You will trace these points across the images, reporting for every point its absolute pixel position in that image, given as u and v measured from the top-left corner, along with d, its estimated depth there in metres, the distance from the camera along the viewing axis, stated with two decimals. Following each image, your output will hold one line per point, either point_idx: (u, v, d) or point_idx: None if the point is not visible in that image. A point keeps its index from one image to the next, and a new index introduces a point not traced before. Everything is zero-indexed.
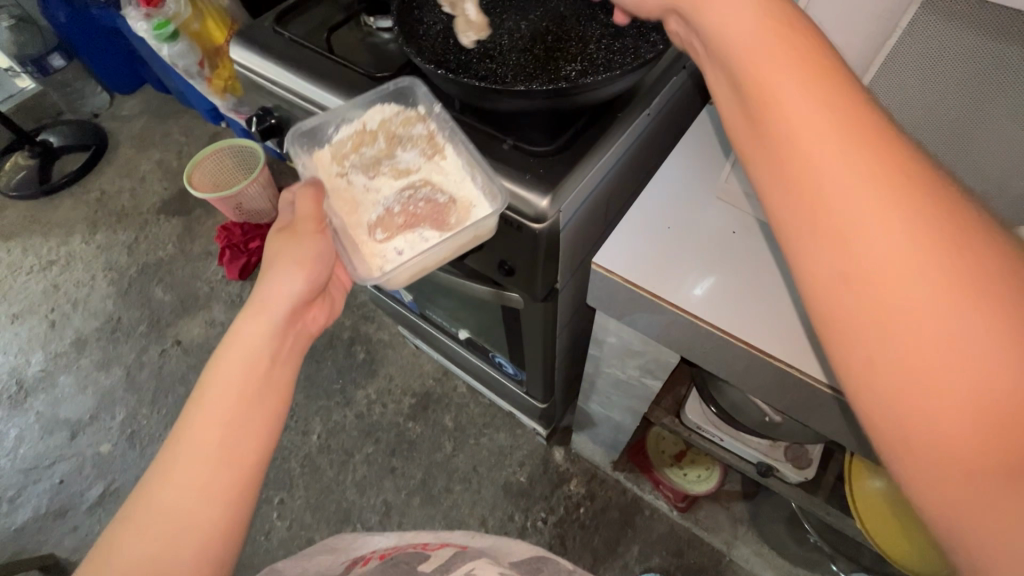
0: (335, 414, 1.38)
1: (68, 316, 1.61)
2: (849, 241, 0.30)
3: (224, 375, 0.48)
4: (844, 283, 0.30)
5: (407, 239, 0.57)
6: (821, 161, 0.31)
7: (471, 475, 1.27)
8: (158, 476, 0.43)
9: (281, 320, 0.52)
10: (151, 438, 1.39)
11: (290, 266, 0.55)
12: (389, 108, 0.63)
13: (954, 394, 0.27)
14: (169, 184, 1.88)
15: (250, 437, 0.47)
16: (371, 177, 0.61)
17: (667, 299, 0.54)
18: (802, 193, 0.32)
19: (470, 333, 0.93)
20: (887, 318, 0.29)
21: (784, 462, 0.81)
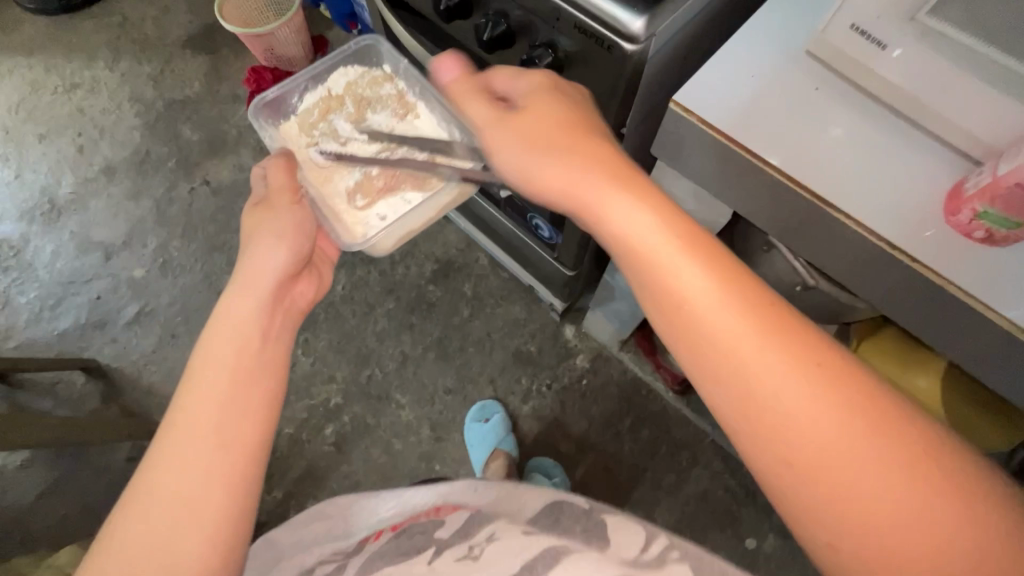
0: (358, 269, 1.42)
1: (95, 143, 1.59)
2: (730, 350, 0.42)
3: (222, 336, 0.53)
4: (740, 390, 0.41)
5: (387, 203, 0.74)
6: (690, 282, 0.43)
7: (485, 339, 1.35)
8: (167, 431, 0.49)
9: (272, 283, 0.59)
10: (181, 269, 1.44)
11: (271, 241, 0.61)
12: (353, 73, 0.82)
13: (822, 444, 0.40)
14: (194, 17, 1.78)
15: (252, 393, 0.51)
16: (345, 143, 0.76)
17: (740, 145, 0.51)
18: (716, 331, 0.42)
19: (510, 192, 0.93)
20: (773, 404, 0.41)
21: None
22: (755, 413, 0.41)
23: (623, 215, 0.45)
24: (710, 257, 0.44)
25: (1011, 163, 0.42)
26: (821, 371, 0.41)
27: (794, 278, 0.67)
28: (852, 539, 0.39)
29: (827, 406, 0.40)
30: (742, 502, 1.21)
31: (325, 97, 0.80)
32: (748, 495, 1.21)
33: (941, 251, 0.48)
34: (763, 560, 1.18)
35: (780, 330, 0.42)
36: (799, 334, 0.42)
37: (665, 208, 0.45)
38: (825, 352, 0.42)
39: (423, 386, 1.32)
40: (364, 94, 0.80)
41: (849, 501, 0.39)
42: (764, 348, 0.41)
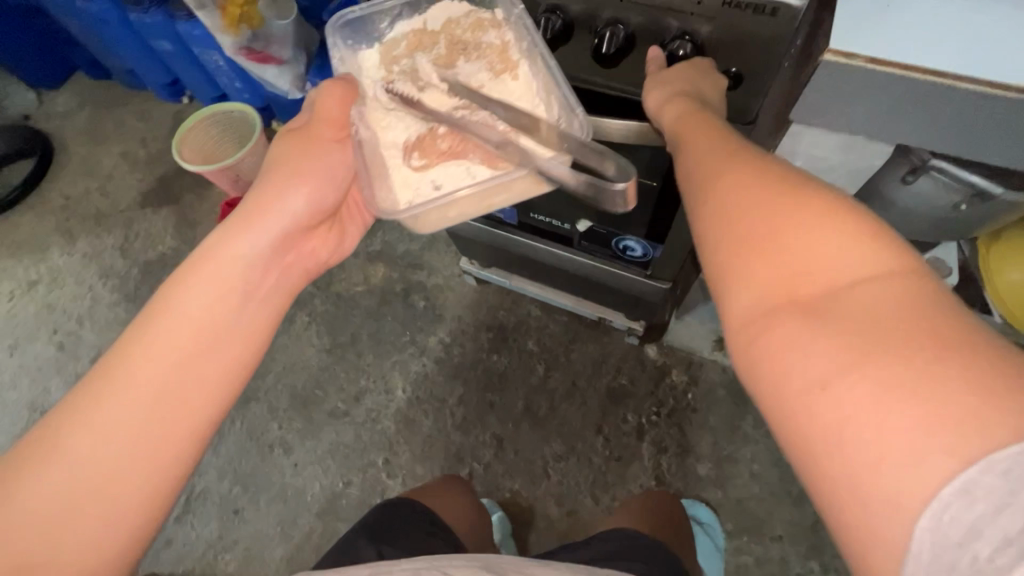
0: (413, 365, 1.32)
1: (77, 335, 1.43)
2: (763, 230, 0.35)
3: (202, 288, 0.50)
4: (769, 268, 0.34)
5: (446, 170, 0.57)
6: (736, 178, 0.38)
7: (572, 389, 1.26)
8: (116, 371, 0.45)
9: (275, 233, 0.55)
10: (218, 434, 1.28)
11: (290, 181, 0.57)
12: (456, 7, 0.61)
13: (866, 329, 0.30)
14: (143, 174, 1.68)
15: (212, 362, 0.49)
16: (424, 88, 0.58)
17: (923, 70, 0.48)
18: (749, 213, 0.36)
19: (592, 223, 0.87)
20: (800, 283, 0.33)
21: (926, 273, 0.84)
22: (756, 319, 0.34)
23: (706, 153, 0.42)
24: (768, 169, 0.38)
25: None
26: (891, 298, 0.31)
27: (953, 197, 0.65)
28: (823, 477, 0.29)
29: (879, 299, 0.31)
30: None
31: (416, 29, 0.61)
32: None
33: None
34: None
35: (849, 246, 0.33)
36: (878, 261, 0.32)
37: (752, 149, 0.40)
38: (906, 285, 0.31)
39: (530, 461, 1.20)
40: (462, 38, 0.60)
41: (844, 435, 0.29)
42: (813, 263, 0.33)
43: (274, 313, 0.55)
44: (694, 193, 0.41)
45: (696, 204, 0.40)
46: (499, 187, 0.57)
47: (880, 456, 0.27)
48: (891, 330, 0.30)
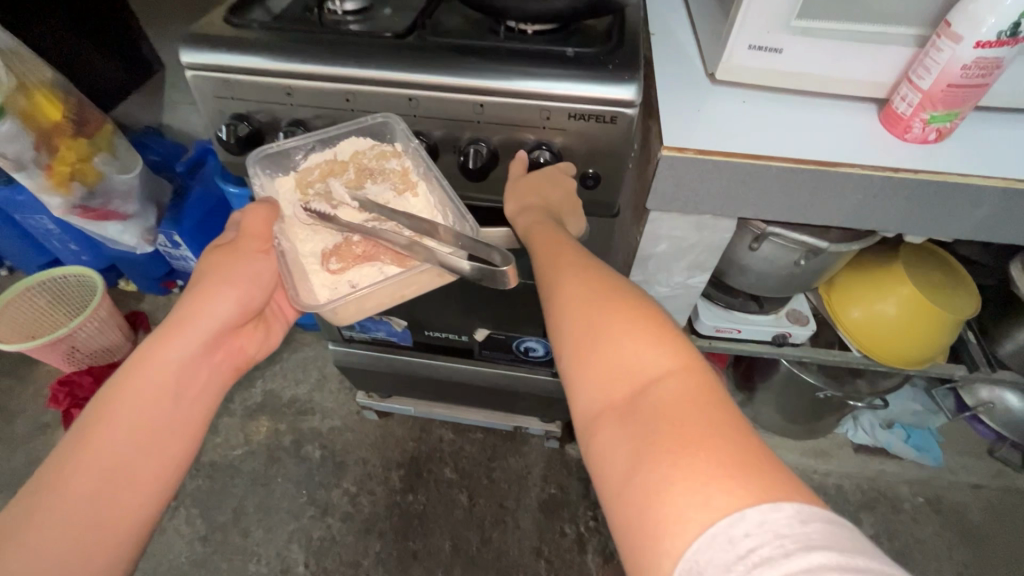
0: (315, 530, 1.12)
1: None
2: (592, 328, 0.42)
3: (133, 400, 0.45)
4: (589, 362, 0.41)
5: (364, 272, 0.55)
6: (574, 283, 0.45)
7: (502, 513, 1.15)
8: (42, 489, 0.40)
9: (204, 339, 0.50)
10: None
11: (223, 287, 0.51)
12: (362, 141, 0.58)
13: (654, 409, 0.36)
14: None
15: (143, 479, 0.43)
16: (336, 207, 0.55)
17: (738, 155, 0.57)
18: (580, 317, 0.43)
19: (489, 331, 0.85)
20: (613, 374, 0.39)
21: (791, 325, 0.92)
22: (587, 414, 0.40)
23: (549, 264, 0.48)
24: (606, 281, 0.45)
25: (930, 77, 0.53)
26: (676, 393, 0.36)
27: (793, 254, 0.72)
28: (632, 551, 0.33)
29: (671, 388, 0.37)
30: (822, 503, 1.15)
31: (327, 160, 0.58)
32: (821, 494, 1.16)
33: (928, 159, 0.57)
34: (879, 545, 1.11)
35: (649, 348, 0.39)
36: (669, 363, 0.38)
37: (590, 261, 0.47)
38: (689, 381, 0.37)
39: None
40: (368, 164, 0.58)
41: (642, 509, 0.33)
42: (622, 364, 0.39)
43: (201, 421, 0.49)
44: (544, 295, 0.47)
45: (547, 305, 0.46)
46: (408, 282, 0.55)
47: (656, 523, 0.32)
48: (673, 412, 0.35)
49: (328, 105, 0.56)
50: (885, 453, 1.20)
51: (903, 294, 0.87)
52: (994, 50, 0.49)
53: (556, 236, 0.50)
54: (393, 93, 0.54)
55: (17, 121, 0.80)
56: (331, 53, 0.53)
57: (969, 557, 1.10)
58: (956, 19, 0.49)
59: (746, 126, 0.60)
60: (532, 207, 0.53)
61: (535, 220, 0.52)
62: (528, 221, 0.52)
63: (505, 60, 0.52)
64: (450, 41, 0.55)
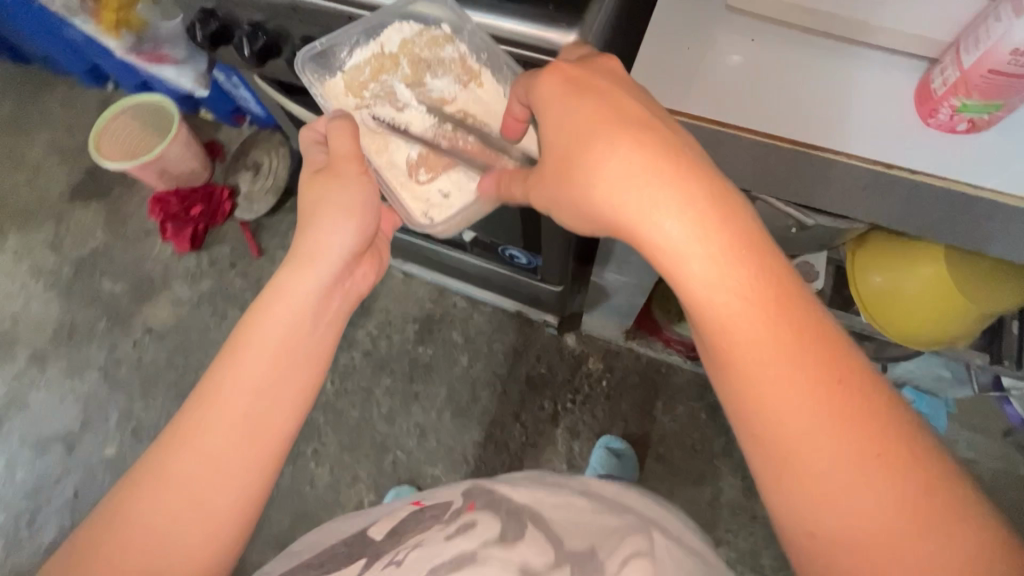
0: (341, 357, 1.35)
1: (13, 334, 1.45)
2: (714, 294, 0.42)
3: (278, 319, 0.52)
4: (725, 331, 0.43)
5: (450, 179, 0.65)
6: (674, 228, 0.43)
7: (494, 379, 1.30)
8: (207, 395, 0.48)
9: (336, 264, 0.56)
10: (157, 429, 1.33)
11: (336, 217, 0.56)
12: (408, 27, 0.61)
13: (791, 387, 0.41)
14: (72, 167, 1.65)
15: (290, 384, 0.50)
16: (402, 109, 0.62)
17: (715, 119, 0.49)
18: (710, 279, 0.42)
19: (475, 233, 0.89)
20: (758, 348, 0.42)
21: None
22: (737, 374, 0.42)
23: (662, 211, 0.43)
24: (709, 218, 0.43)
25: (974, 54, 0.41)
26: (811, 357, 0.42)
27: (783, 220, 0.67)
28: (785, 499, 0.41)
29: (790, 362, 0.41)
30: None
31: (376, 54, 0.62)
32: None
33: (952, 154, 0.47)
34: None
35: (757, 308, 0.42)
36: (773, 320, 0.42)
37: (693, 187, 0.43)
38: (800, 341, 0.42)
39: (452, 448, 1.25)
40: (422, 54, 0.62)
41: (800, 464, 0.41)
42: (764, 326, 0.42)
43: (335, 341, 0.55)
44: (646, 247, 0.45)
45: (660, 259, 0.44)
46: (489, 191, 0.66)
47: (838, 480, 0.40)
48: (814, 378, 0.41)
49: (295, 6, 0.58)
50: None
51: (913, 271, 0.78)
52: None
53: (638, 146, 0.45)
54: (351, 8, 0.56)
55: None
56: None
57: None
58: None
59: (750, 77, 0.51)
60: (598, 138, 0.46)
61: (607, 158, 0.45)
62: (594, 161, 0.46)
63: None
64: None
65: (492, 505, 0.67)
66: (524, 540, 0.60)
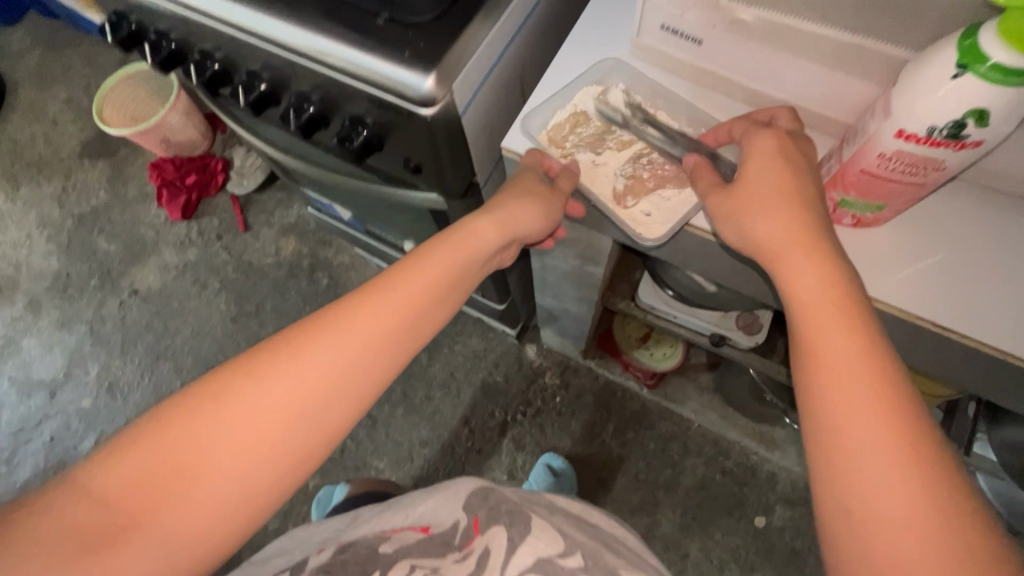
0: None
1: (14, 280, 1.53)
2: (831, 359, 0.39)
3: (413, 287, 0.47)
4: (820, 375, 0.39)
5: (652, 201, 0.55)
6: (810, 283, 0.41)
7: (450, 380, 1.31)
8: (316, 328, 0.43)
9: (475, 257, 0.51)
10: (130, 387, 1.40)
11: (522, 201, 0.53)
12: (590, 84, 0.58)
13: (863, 452, 0.36)
14: (84, 124, 1.71)
15: (377, 376, 0.45)
16: (600, 155, 0.57)
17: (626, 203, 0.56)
18: (818, 356, 0.40)
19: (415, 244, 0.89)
20: (849, 409, 0.37)
21: (734, 330, 0.83)
22: (825, 417, 0.38)
23: (802, 268, 0.42)
24: (841, 311, 0.40)
25: (853, 148, 0.43)
26: (899, 447, 0.36)
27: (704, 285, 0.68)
28: (830, 515, 0.36)
29: (873, 438, 0.36)
30: (743, 481, 1.17)
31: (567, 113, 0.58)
32: (748, 472, 1.18)
33: None
34: (776, 536, 1.14)
35: (864, 382, 0.37)
36: (868, 402, 0.37)
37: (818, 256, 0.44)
38: (909, 425, 0.36)
39: (399, 444, 1.27)
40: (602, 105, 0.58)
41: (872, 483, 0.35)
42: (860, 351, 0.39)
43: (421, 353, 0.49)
44: (792, 285, 0.42)
45: (807, 298, 0.41)
46: None
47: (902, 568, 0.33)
48: (908, 463, 0.35)
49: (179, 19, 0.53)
50: None
51: None
52: (923, 149, 0.39)
53: (790, 217, 0.44)
54: (220, 26, 0.49)
55: None
56: None
57: None
58: (899, 89, 0.39)
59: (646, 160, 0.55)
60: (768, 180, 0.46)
61: (764, 211, 0.45)
62: (767, 210, 0.45)
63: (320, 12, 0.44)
64: None
65: (492, 511, 0.59)
66: (533, 533, 0.56)
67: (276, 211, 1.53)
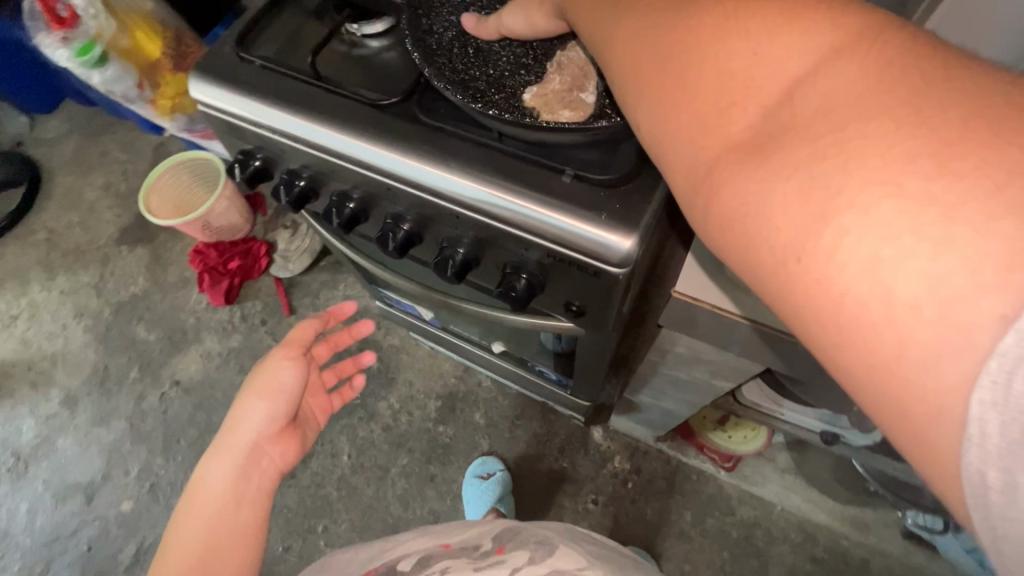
0: (360, 430, 1.32)
1: (49, 374, 1.48)
2: (815, 170, 0.21)
3: (201, 503, 0.53)
4: (802, 201, 0.21)
5: None
6: (756, 67, 0.24)
7: (513, 468, 1.25)
8: (168, 543, 0.52)
9: (245, 449, 0.57)
10: (172, 487, 1.33)
11: (254, 398, 0.59)
12: None
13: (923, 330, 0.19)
14: (122, 210, 1.71)
15: (230, 547, 0.51)
16: None
17: None
18: (798, 166, 0.22)
19: (504, 345, 0.89)
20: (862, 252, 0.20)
21: (848, 429, 0.79)
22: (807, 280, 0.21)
23: (738, 54, 0.24)
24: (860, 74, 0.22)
25: None
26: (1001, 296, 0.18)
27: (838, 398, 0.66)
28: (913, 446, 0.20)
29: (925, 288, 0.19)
30: (836, 568, 1.11)
31: None
32: (840, 559, 1.11)
33: None
34: None
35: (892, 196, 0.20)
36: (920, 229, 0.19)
37: (883, 81, 0.21)
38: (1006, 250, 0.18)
39: None
40: None
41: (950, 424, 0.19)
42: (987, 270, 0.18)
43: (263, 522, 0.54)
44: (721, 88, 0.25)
45: (744, 104, 0.24)
46: None
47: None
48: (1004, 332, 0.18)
49: (320, 163, 0.52)
50: (933, 548, 1.07)
51: None
52: None
53: None
54: (373, 174, 0.48)
55: (117, 64, 1.04)
56: (320, 117, 0.48)
57: None
58: None
59: None
60: (701, 51, 0.25)
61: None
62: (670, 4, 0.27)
63: (496, 171, 0.43)
64: (442, 124, 0.46)
65: (518, 539, 0.60)
66: (555, 554, 0.57)
67: (322, 292, 1.52)
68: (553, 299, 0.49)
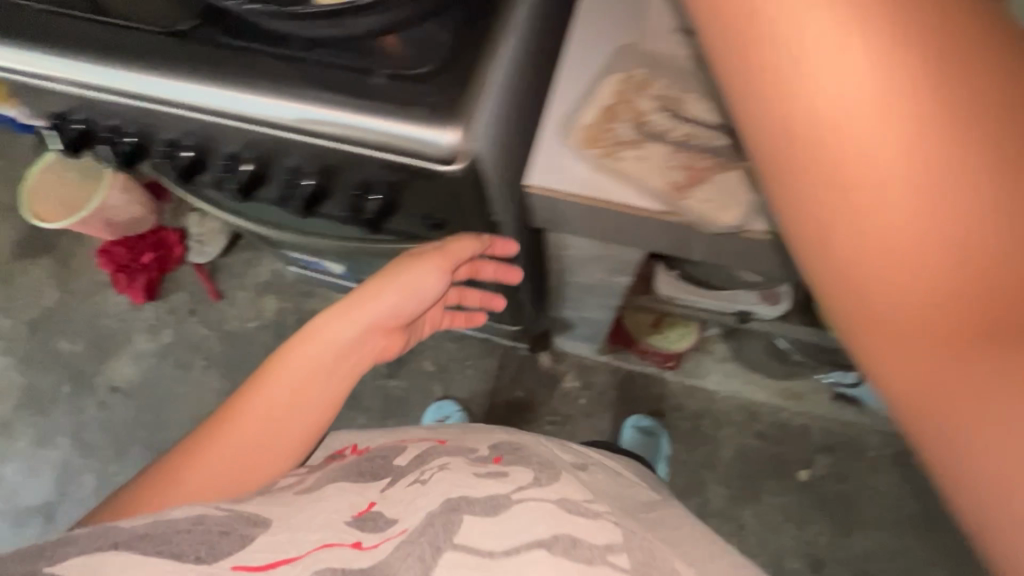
0: None
1: None
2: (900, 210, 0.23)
3: (318, 350, 0.55)
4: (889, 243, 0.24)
5: (710, 189, 0.48)
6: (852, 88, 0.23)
7: (470, 406, 1.27)
8: (284, 372, 0.54)
9: (366, 322, 0.57)
10: None
11: (396, 286, 0.58)
12: (612, 75, 0.52)
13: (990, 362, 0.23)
14: (13, 222, 1.57)
15: (315, 406, 0.54)
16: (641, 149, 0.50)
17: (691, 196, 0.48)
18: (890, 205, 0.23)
19: None
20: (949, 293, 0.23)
21: (758, 304, 0.81)
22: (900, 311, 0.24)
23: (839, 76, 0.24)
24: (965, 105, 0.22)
25: None
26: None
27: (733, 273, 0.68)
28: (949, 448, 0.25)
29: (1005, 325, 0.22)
30: (778, 439, 1.18)
31: (596, 110, 0.51)
32: (781, 430, 1.19)
33: None
34: (822, 485, 1.15)
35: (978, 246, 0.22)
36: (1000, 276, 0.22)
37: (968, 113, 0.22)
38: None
39: None
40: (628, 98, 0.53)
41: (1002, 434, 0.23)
42: (1013, 290, 0.22)
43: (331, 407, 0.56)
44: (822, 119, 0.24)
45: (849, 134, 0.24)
46: None
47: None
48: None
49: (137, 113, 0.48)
50: (861, 404, 1.15)
51: None
52: None
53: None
54: (189, 114, 0.44)
55: None
56: (111, 57, 0.43)
57: (912, 509, 1.13)
58: None
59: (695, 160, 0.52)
60: (798, 68, 0.24)
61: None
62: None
63: (308, 85, 0.40)
64: (243, 43, 0.42)
65: (522, 458, 0.50)
66: (560, 479, 0.47)
67: (247, 271, 1.45)
68: (409, 215, 0.47)
